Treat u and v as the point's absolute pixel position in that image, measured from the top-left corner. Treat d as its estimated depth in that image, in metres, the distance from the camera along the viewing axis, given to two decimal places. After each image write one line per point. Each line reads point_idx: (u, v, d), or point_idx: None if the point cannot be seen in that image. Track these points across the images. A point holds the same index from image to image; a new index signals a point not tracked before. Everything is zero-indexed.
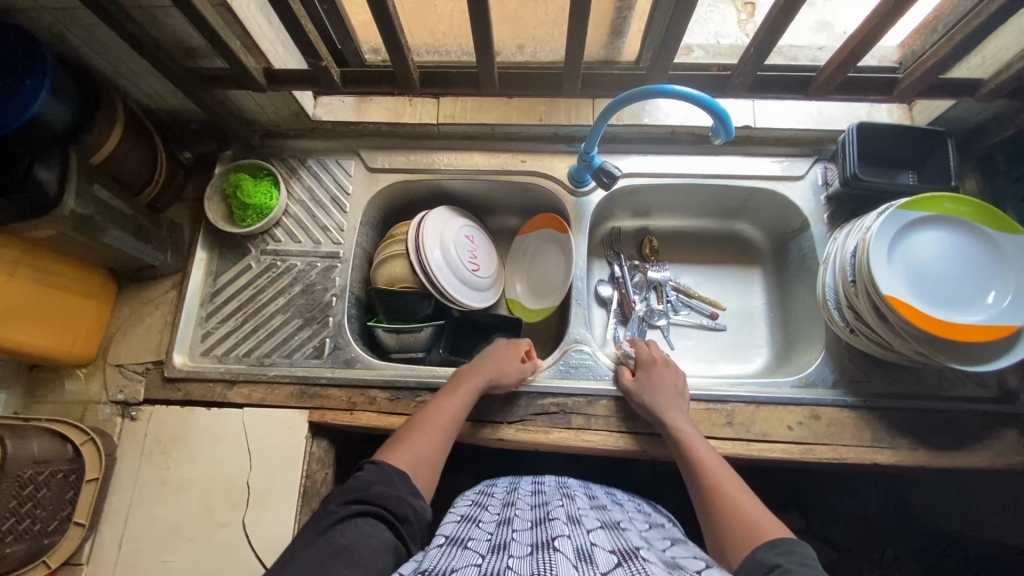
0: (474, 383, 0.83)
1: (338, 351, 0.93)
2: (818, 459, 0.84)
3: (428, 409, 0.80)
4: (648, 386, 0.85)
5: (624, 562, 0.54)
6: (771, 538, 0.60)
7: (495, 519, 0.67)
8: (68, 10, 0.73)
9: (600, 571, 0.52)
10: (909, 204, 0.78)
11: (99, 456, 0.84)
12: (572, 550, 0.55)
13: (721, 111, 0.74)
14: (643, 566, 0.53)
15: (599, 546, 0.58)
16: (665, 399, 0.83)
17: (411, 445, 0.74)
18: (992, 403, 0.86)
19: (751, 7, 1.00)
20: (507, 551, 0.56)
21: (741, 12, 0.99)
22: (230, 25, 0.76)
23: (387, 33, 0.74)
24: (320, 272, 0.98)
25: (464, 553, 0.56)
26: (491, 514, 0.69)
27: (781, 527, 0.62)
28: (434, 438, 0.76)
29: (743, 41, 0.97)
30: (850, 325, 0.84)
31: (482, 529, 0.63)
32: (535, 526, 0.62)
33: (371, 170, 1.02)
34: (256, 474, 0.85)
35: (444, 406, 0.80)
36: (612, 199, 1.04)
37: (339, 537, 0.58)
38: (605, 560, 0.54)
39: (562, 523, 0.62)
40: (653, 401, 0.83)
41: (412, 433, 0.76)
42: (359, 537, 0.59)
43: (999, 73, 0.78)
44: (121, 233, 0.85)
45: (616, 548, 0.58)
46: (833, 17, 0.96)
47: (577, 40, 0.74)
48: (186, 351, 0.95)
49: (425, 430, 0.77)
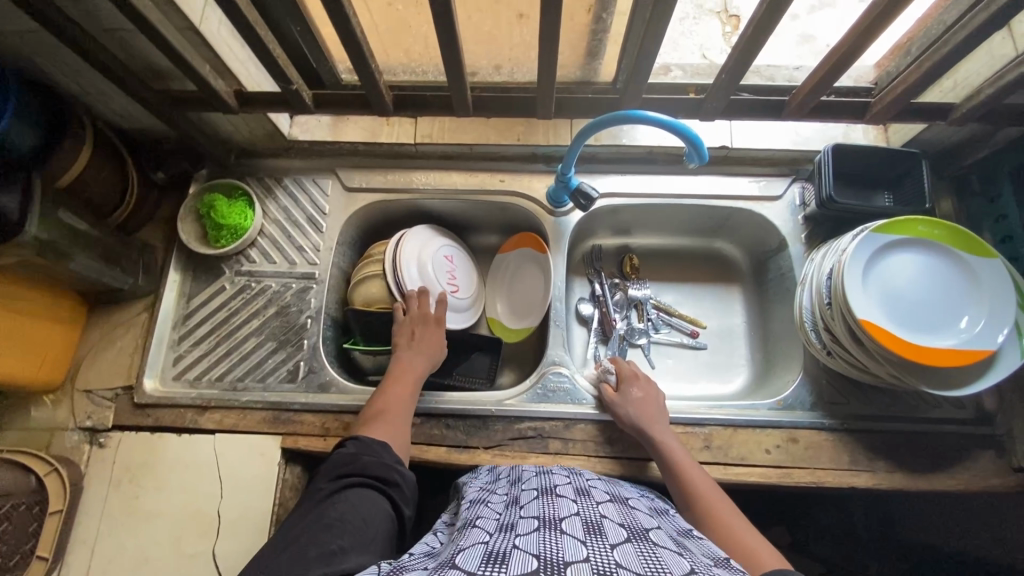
0: (427, 355, 0.88)
1: (313, 375, 0.92)
2: (796, 483, 0.83)
3: (388, 388, 0.83)
4: (627, 399, 0.85)
5: (633, 539, 0.54)
6: (767, 568, 0.57)
7: (504, 501, 0.67)
8: (34, 33, 0.71)
9: (608, 543, 0.52)
10: (883, 227, 0.78)
11: (63, 487, 0.83)
12: (580, 525, 0.55)
13: (694, 137, 0.74)
14: (653, 548, 0.52)
15: (609, 519, 0.58)
16: (648, 417, 0.83)
17: (384, 424, 0.77)
18: (968, 424, 0.86)
19: (735, 19, 0.98)
20: (514, 528, 0.55)
21: (726, 25, 0.98)
22: (198, 48, 0.76)
23: (358, 57, 0.73)
24: (296, 293, 0.96)
25: (473, 535, 0.56)
26: (500, 497, 0.68)
27: (779, 560, 0.59)
28: (400, 414, 0.80)
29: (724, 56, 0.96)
30: (827, 348, 0.84)
31: (490, 509, 0.63)
32: (543, 502, 0.62)
33: (348, 190, 1.01)
34: (227, 503, 0.83)
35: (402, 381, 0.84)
36: (591, 218, 1.04)
37: (331, 511, 0.61)
38: (614, 534, 0.54)
39: (570, 500, 0.62)
40: (637, 422, 0.82)
41: (382, 412, 0.79)
42: (349, 510, 0.62)
43: (970, 98, 0.78)
44: (88, 258, 0.83)
45: (625, 523, 0.58)
46: (814, 31, 0.95)
47: (549, 63, 0.74)
48: (157, 376, 0.93)
49: (393, 408, 0.80)
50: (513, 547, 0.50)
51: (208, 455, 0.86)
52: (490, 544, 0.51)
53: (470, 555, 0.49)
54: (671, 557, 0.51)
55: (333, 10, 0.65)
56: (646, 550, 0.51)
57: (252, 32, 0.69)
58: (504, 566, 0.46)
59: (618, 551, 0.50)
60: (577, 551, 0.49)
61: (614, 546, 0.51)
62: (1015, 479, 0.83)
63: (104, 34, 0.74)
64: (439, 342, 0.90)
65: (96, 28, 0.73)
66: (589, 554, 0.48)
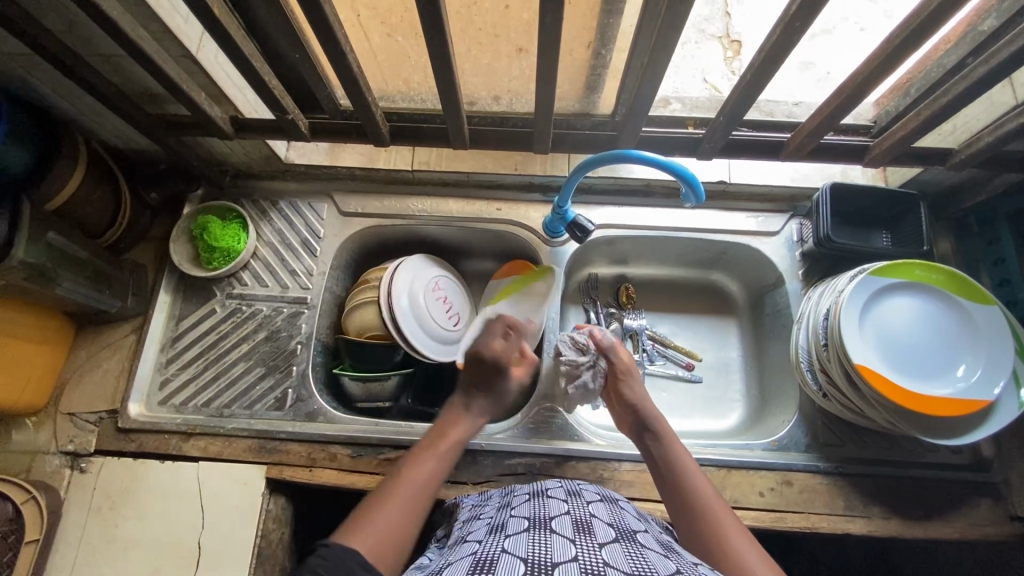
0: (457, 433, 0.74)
1: (300, 404, 0.91)
2: (789, 527, 0.81)
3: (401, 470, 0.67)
4: (630, 383, 0.82)
5: (622, 539, 0.53)
6: None
7: (496, 506, 0.66)
8: (28, 57, 0.70)
9: (597, 542, 0.51)
10: (881, 270, 0.77)
11: (41, 516, 0.80)
12: (570, 524, 0.54)
13: (689, 176, 0.76)
14: (641, 549, 0.52)
15: (598, 518, 0.58)
16: (647, 403, 0.78)
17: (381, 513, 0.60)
18: (965, 470, 0.85)
19: (737, 45, 0.97)
20: (505, 531, 0.55)
21: (727, 50, 0.98)
22: (195, 74, 0.75)
23: (354, 87, 0.73)
24: (287, 318, 0.95)
25: (462, 545, 0.55)
26: (492, 504, 0.67)
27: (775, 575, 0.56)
28: (408, 501, 0.63)
29: (729, 81, 0.96)
30: (823, 390, 0.83)
31: (482, 519, 0.63)
32: (534, 503, 0.61)
33: (344, 214, 1.01)
34: (208, 532, 0.81)
35: (433, 456, 0.70)
36: (587, 249, 1.03)
37: None
38: (603, 533, 0.54)
39: (561, 500, 0.61)
40: (639, 403, 0.78)
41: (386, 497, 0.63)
42: None
43: (969, 144, 0.77)
44: (76, 281, 0.82)
45: (614, 522, 0.58)
46: (815, 59, 0.94)
47: (547, 99, 0.74)
48: (143, 400, 0.91)
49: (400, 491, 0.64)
50: (501, 551, 0.49)
51: (191, 484, 0.84)
52: (479, 551, 0.51)
53: (458, 566, 0.48)
54: (658, 559, 0.50)
55: (330, 43, 0.65)
56: (635, 550, 0.51)
57: (249, 65, 0.69)
58: (492, 571, 0.46)
59: (606, 549, 0.50)
60: (566, 551, 0.48)
61: (602, 546, 0.51)
62: (1012, 528, 0.82)
63: (101, 59, 0.74)
64: (500, 401, 0.80)
65: (91, 54, 0.73)
66: (577, 554, 0.48)
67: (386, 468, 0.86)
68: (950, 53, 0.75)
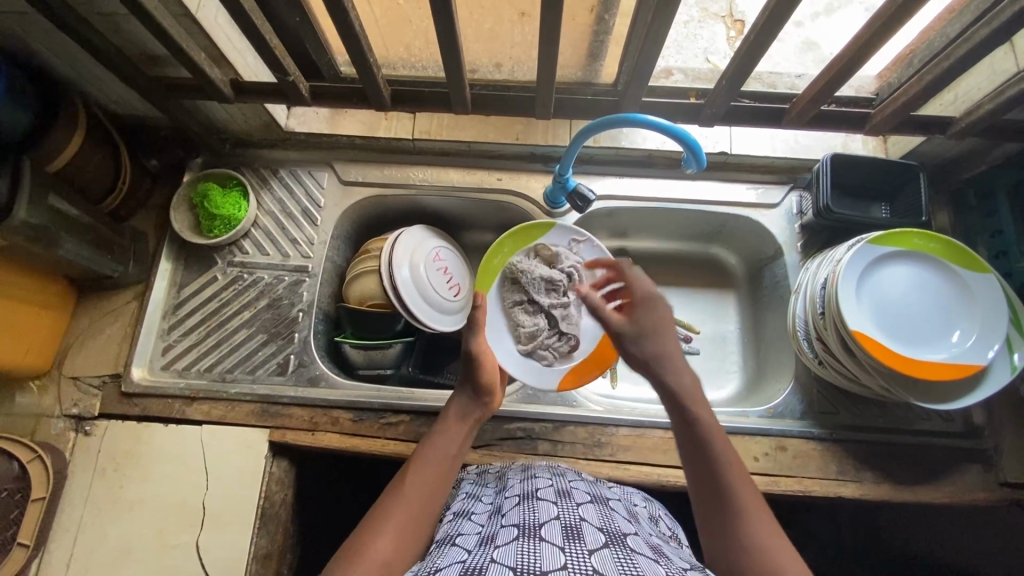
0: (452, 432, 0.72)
1: (302, 369, 0.92)
2: (783, 491, 0.83)
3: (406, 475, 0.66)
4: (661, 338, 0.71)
5: (611, 544, 0.54)
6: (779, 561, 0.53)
7: (487, 509, 0.66)
8: (25, 15, 0.70)
9: (587, 548, 0.52)
10: (879, 238, 0.77)
11: (46, 474, 0.81)
12: (559, 531, 0.55)
13: (693, 141, 0.76)
14: (631, 553, 0.53)
15: (588, 522, 0.58)
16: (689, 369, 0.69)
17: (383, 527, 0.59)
18: (956, 438, 0.86)
19: (740, 24, 0.98)
20: (493, 541, 0.55)
21: (731, 29, 0.97)
22: (196, 34, 0.75)
23: (355, 50, 0.72)
24: (288, 286, 0.96)
25: (450, 551, 0.57)
26: (485, 504, 0.68)
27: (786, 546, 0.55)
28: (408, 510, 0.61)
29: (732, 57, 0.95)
30: (819, 358, 0.84)
31: (473, 521, 0.63)
32: (523, 508, 0.61)
33: (344, 183, 1.01)
34: (212, 493, 0.83)
35: (433, 456, 0.68)
36: (587, 220, 1.04)
37: None
38: (592, 539, 0.54)
39: (550, 503, 0.62)
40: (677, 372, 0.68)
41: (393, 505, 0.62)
42: None
43: (970, 112, 0.77)
44: (78, 244, 0.82)
45: (604, 526, 0.58)
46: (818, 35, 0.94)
47: (549, 64, 0.73)
48: (145, 365, 0.92)
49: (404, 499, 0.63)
50: (489, 561, 0.51)
51: (195, 447, 0.85)
52: (467, 560, 0.52)
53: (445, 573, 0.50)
54: (647, 563, 0.52)
55: (332, 3, 0.65)
56: (623, 555, 0.52)
57: (248, 22, 0.68)
58: None
59: (595, 556, 0.51)
60: (555, 559, 0.50)
61: (592, 552, 0.52)
62: (1001, 494, 0.83)
63: (101, 18, 0.73)
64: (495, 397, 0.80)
65: (90, 12, 0.72)
66: (566, 562, 0.49)
67: (388, 432, 0.87)
68: (955, 21, 0.75)
